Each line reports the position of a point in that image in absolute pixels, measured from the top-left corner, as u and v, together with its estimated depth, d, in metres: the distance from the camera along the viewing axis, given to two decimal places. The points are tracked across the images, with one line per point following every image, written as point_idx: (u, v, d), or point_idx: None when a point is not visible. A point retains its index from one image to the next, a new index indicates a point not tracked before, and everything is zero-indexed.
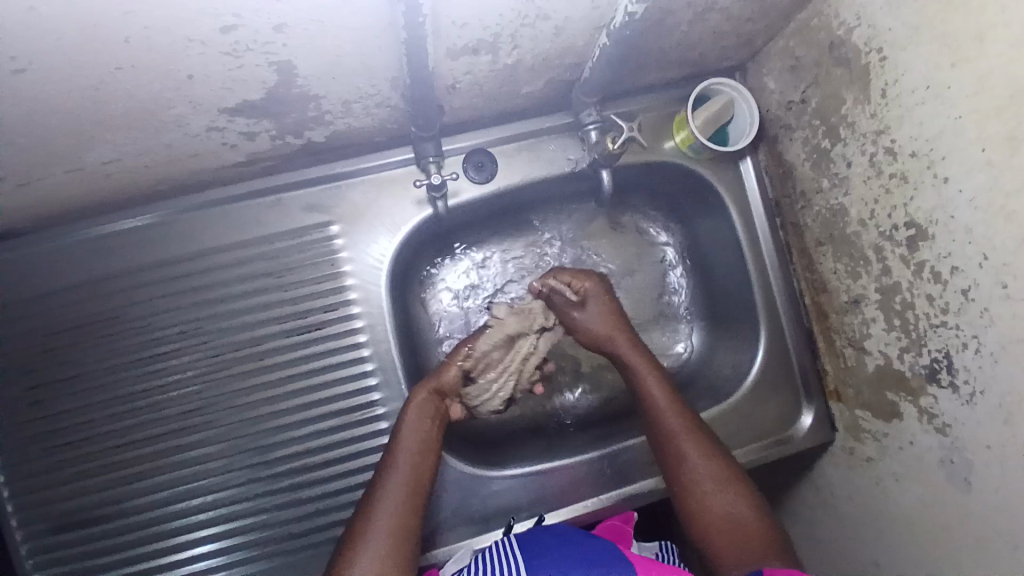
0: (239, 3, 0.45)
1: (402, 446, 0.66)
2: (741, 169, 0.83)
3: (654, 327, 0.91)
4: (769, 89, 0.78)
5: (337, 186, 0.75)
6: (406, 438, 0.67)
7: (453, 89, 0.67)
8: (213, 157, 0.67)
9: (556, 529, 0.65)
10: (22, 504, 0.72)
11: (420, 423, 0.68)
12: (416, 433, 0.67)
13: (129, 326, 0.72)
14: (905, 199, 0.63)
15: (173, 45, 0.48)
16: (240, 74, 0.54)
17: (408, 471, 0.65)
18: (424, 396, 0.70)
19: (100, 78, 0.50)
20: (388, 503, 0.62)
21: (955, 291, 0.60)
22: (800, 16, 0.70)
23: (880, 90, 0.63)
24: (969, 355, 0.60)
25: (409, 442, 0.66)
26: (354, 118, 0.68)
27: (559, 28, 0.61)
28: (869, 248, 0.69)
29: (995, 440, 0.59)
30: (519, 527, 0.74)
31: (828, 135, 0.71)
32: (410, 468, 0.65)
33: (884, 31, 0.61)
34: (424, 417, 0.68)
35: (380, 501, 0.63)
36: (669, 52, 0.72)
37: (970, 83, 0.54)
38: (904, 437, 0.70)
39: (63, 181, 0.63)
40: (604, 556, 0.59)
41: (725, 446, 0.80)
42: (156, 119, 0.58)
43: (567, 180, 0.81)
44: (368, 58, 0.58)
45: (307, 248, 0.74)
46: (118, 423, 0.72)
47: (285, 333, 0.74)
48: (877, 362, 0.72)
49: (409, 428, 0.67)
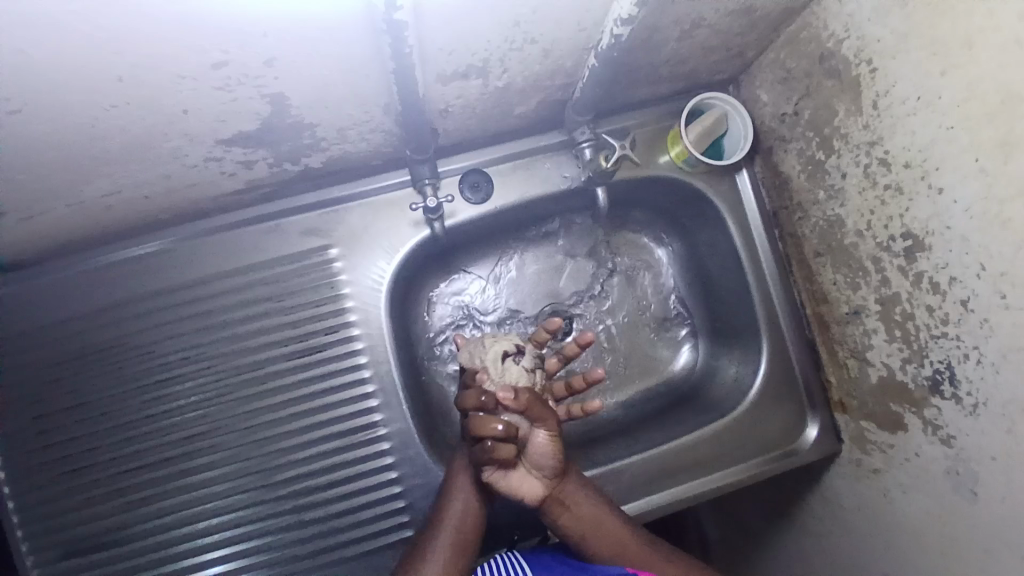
0: (229, 40, 0.46)
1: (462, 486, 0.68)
2: (737, 181, 0.83)
3: (656, 339, 0.91)
4: (762, 101, 0.78)
5: (335, 211, 0.76)
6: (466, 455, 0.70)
7: (445, 112, 0.68)
8: (211, 185, 0.68)
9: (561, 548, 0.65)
10: (32, 531, 0.73)
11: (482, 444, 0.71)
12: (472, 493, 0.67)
13: (135, 353, 0.73)
14: (900, 209, 0.63)
15: (165, 81, 0.49)
16: (234, 107, 0.55)
17: (465, 528, 0.65)
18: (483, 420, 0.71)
19: (97, 115, 0.51)
20: (445, 558, 0.63)
21: (954, 301, 0.60)
22: (789, 29, 0.70)
23: (872, 101, 0.63)
24: (971, 365, 0.59)
25: (466, 501, 0.67)
26: (349, 144, 0.69)
27: (547, 50, 0.62)
28: (867, 258, 0.69)
29: (1000, 451, 0.58)
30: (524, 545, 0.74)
31: (823, 146, 0.71)
32: (466, 527, 0.65)
33: (873, 42, 0.61)
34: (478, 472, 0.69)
35: (434, 553, 0.63)
36: (660, 68, 0.73)
37: (960, 92, 0.54)
38: (909, 448, 0.69)
39: (66, 214, 0.65)
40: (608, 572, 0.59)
41: (730, 460, 0.79)
42: (153, 151, 0.59)
43: (563, 197, 0.82)
44: (359, 87, 0.59)
45: (307, 272, 0.75)
46: (125, 449, 0.73)
47: (286, 356, 0.74)
48: (880, 373, 0.71)
49: (465, 483, 0.68)
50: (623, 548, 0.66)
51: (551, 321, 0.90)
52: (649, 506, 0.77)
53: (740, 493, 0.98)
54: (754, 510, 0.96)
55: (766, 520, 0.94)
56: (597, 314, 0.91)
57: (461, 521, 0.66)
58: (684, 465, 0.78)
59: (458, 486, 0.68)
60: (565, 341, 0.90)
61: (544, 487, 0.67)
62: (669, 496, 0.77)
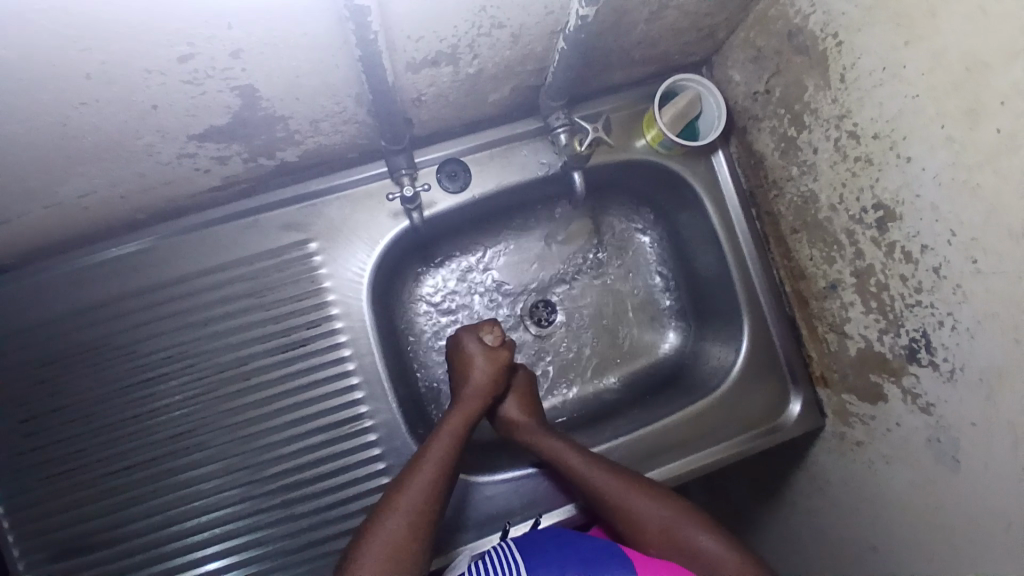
0: (193, 32, 0.46)
1: (434, 455, 0.67)
2: (713, 163, 0.84)
3: (640, 322, 0.92)
4: (734, 81, 0.79)
5: (313, 204, 0.76)
6: (448, 431, 0.70)
7: (419, 102, 0.68)
8: (188, 182, 0.68)
9: (553, 532, 0.66)
10: (22, 535, 0.73)
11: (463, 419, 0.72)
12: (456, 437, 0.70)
13: (117, 354, 0.73)
14: (871, 180, 0.64)
15: (133, 76, 0.49)
16: (202, 101, 0.55)
17: (442, 466, 0.67)
18: (472, 400, 0.73)
19: (66, 114, 0.51)
20: (417, 498, 0.64)
21: (926, 269, 0.60)
22: (758, 8, 0.70)
23: (839, 75, 0.63)
24: (946, 332, 0.60)
25: (447, 441, 0.69)
26: (324, 136, 0.69)
27: (516, 35, 0.62)
28: (842, 232, 0.70)
29: (978, 417, 0.59)
30: (515, 530, 0.74)
31: (794, 123, 0.72)
32: (442, 468, 0.67)
33: (838, 16, 0.61)
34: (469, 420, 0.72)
35: (408, 494, 0.64)
36: (631, 52, 0.73)
37: (924, 61, 0.54)
38: (891, 418, 0.70)
39: (42, 216, 0.65)
40: (600, 556, 0.60)
41: (714, 437, 0.79)
42: (125, 149, 0.59)
43: (541, 184, 0.82)
44: (328, 76, 0.59)
45: (287, 267, 0.75)
46: (110, 450, 0.73)
47: (270, 351, 0.75)
48: (859, 345, 0.72)
49: (449, 431, 0.70)
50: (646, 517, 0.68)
51: (536, 309, 0.91)
52: None
53: (729, 473, 0.99)
54: (743, 489, 0.97)
55: (755, 498, 0.95)
56: (580, 300, 0.91)
57: (440, 459, 0.67)
58: (670, 444, 0.79)
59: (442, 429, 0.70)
60: (550, 329, 0.90)
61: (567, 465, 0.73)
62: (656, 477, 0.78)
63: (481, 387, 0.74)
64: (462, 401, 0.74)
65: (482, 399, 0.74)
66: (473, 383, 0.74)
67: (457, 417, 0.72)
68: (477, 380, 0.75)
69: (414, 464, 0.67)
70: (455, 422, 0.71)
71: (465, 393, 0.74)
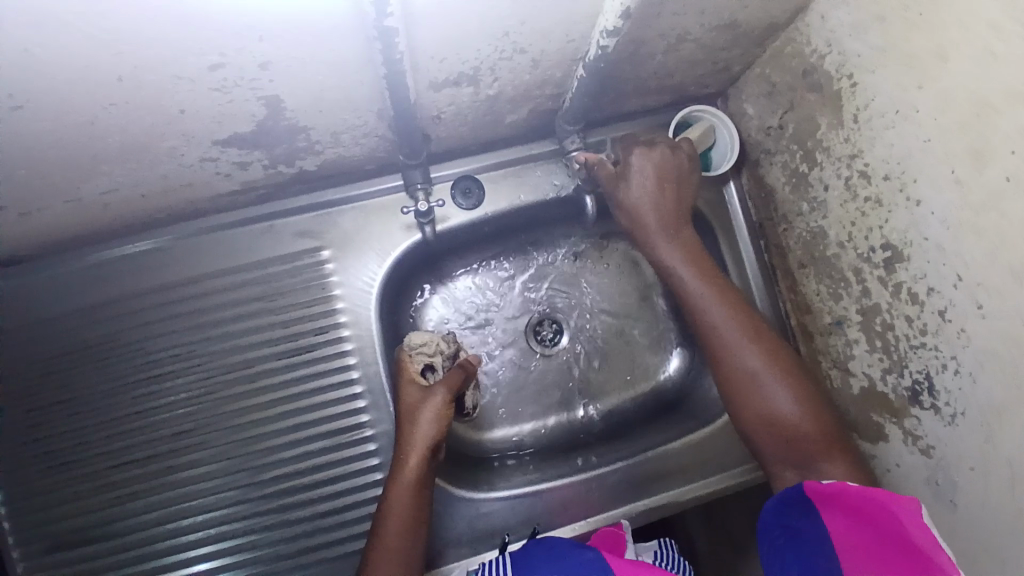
0: (224, 44, 0.48)
1: (393, 535, 0.65)
2: (724, 194, 0.86)
3: (644, 344, 0.91)
4: (749, 115, 0.80)
5: (329, 213, 0.78)
6: (399, 501, 0.67)
7: (438, 119, 0.70)
8: (207, 186, 0.70)
9: (548, 542, 0.62)
10: (19, 524, 0.74)
11: (415, 480, 0.67)
12: (409, 510, 0.66)
13: (126, 350, 0.74)
14: (880, 221, 0.64)
15: (164, 82, 0.51)
16: (229, 109, 0.57)
17: (404, 543, 0.65)
18: (418, 458, 0.68)
19: (95, 114, 0.53)
20: None
21: (931, 311, 0.61)
22: (774, 44, 0.72)
23: (852, 115, 0.64)
24: (949, 375, 0.60)
25: (404, 514, 0.66)
26: (344, 148, 0.71)
27: (536, 61, 0.64)
28: (849, 269, 0.70)
29: (977, 460, 0.59)
30: (514, 543, 0.74)
31: (806, 158, 0.73)
32: (402, 550, 0.65)
33: (853, 57, 0.62)
34: (422, 479, 0.68)
35: None
36: (648, 81, 0.74)
37: (936, 104, 0.55)
38: (890, 458, 0.70)
39: (63, 211, 0.67)
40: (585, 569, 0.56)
41: (714, 468, 0.78)
42: (150, 151, 0.61)
43: (552, 206, 0.84)
44: (352, 91, 0.60)
45: (299, 273, 0.77)
46: (113, 444, 0.74)
47: (277, 355, 0.75)
48: (862, 384, 0.72)
49: (400, 507, 0.66)
50: (758, 395, 0.70)
51: (540, 328, 0.91)
52: (636, 510, 0.77)
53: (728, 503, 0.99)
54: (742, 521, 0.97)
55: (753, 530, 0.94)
56: (583, 321, 0.91)
57: (400, 536, 0.65)
58: (670, 472, 0.78)
59: (398, 499, 0.67)
60: (553, 350, 0.91)
61: (723, 317, 0.73)
62: (654, 503, 0.77)
63: (421, 446, 0.68)
64: (407, 458, 0.68)
65: (427, 456, 0.68)
66: (418, 439, 0.68)
67: (405, 482, 0.67)
68: (418, 438, 0.68)
69: (377, 547, 0.65)
70: (408, 487, 0.67)
71: (412, 445, 0.68)
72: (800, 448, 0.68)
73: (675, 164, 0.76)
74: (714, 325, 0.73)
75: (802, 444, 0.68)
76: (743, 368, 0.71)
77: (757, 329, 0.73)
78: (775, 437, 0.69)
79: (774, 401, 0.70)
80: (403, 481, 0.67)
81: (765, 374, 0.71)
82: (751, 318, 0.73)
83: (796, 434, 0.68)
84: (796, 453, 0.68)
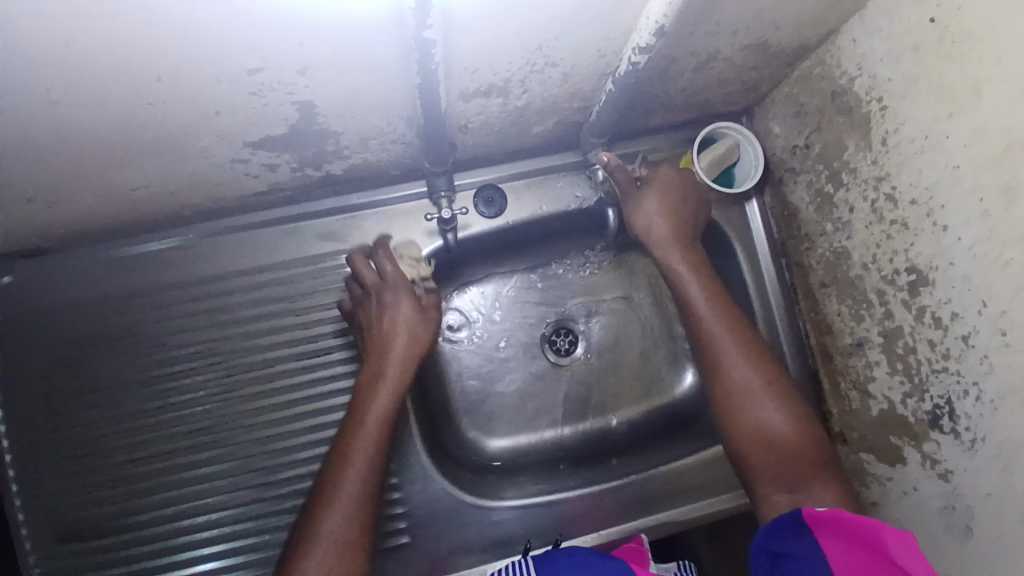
0: (263, 47, 0.49)
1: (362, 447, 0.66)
2: (746, 212, 0.85)
3: (659, 358, 0.91)
4: (774, 134, 0.80)
5: (353, 217, 0.79)
6: (372, 415, 0.68)
7: (465, 128, 0.70)
8: (235, 185, 0.71)
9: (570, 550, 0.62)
10: (33, 512, 0.74)
11: (389, 394, 0.69)
12: (380, 424, 0.68)
13: (147, 345, 0.75)
14: (905, 245, 0.64)
15: (201, 82, 0.52)
16: (263, 111, 0.58)
17: (371, 457, 0.66)
18: (395, 373, 0.70)
19: (132, 110, 0.54)
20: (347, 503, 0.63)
21: (955, 336, 0.60)
22: (804, 65, 0.72)
23: (881, 138, 0.64)
24: (970, 402, 0.60)
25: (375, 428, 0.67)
26: (371, 153, 0.71)
27: (567, 74, 0.64)
28: (872, 291, 0.70)
29: (995, 488, 0.58)
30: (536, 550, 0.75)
31: (831, 179, 0.72)
32: (368, 463, 0.66)
33: (884, 82, 0.62)
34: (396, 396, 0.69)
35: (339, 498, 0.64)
36: (676, 97, 0.75)
37: (967, 133, 0.55)
38: (907, 482, 0.69)
39: (93, 204, 0.67)
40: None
41: (727, 486, 0.78)
42: (183, 149, 0.61)
43: (572, 218, 0.84)
44: (385, 98, 0.61)
45: (321, 275, 0.77)
46: (131, 438, 0.75)
47: (296, 356, 0.76)
48: (881, 407, 0.72)
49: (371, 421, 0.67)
50: (752, 410, 0.69)
51: (556, 338, 0.91)
52: (648, 524, 0.77)
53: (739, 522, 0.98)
54: None
55: None
56: (599, 333, 0.91)
57: (369, 450, 0.66)
58: (682, 488, 0.78)
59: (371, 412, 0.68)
60: (568, 360, 0.90)
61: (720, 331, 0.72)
62: (666, 518, 0.77)
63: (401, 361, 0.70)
64: (384, 373, 0.70)
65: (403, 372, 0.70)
66: (398, 353, 0.70)
67: (380, 397, 0.69)
68: (397, 354, 0.70)
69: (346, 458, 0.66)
70: (382, 401, 0.68)
71: (394, 356, 0.70)
72: (791, 468, 0.66)
73: (682, 189, 0.78)
74: (714, 341, 0.72)
75: (795, 462, 0.66)
76: (739, 384, 0.70)
77: (753, 346, 0.72)
78: (766, 454, 0.67)
79: (766, 417, 0.68)
80: (377, 396, 0.69)
81: (761, 391, 0.70)
82: (749, 336, 0.73)
83: (790, 453, 0.67)
84: (792, 475, 0.66)
